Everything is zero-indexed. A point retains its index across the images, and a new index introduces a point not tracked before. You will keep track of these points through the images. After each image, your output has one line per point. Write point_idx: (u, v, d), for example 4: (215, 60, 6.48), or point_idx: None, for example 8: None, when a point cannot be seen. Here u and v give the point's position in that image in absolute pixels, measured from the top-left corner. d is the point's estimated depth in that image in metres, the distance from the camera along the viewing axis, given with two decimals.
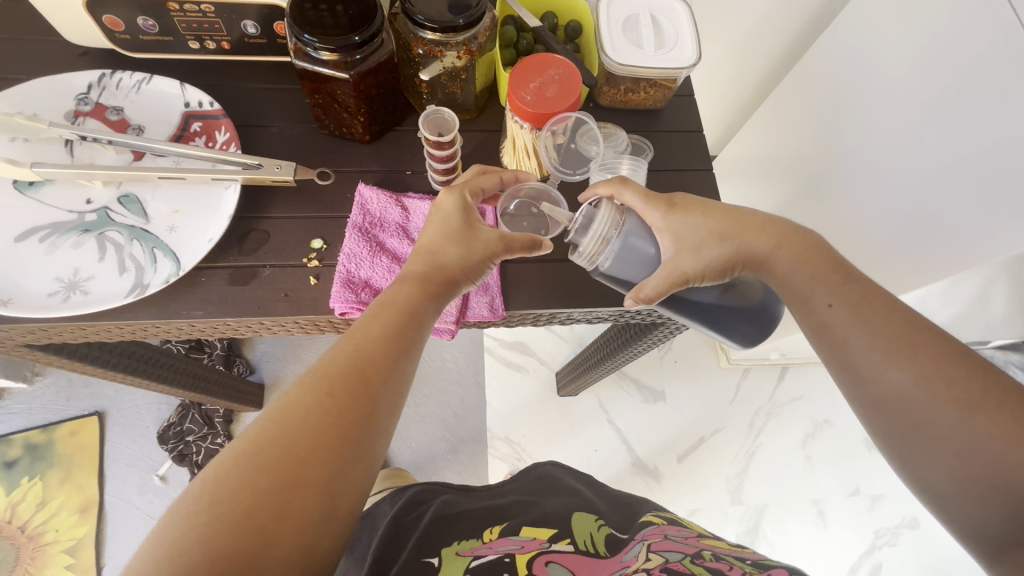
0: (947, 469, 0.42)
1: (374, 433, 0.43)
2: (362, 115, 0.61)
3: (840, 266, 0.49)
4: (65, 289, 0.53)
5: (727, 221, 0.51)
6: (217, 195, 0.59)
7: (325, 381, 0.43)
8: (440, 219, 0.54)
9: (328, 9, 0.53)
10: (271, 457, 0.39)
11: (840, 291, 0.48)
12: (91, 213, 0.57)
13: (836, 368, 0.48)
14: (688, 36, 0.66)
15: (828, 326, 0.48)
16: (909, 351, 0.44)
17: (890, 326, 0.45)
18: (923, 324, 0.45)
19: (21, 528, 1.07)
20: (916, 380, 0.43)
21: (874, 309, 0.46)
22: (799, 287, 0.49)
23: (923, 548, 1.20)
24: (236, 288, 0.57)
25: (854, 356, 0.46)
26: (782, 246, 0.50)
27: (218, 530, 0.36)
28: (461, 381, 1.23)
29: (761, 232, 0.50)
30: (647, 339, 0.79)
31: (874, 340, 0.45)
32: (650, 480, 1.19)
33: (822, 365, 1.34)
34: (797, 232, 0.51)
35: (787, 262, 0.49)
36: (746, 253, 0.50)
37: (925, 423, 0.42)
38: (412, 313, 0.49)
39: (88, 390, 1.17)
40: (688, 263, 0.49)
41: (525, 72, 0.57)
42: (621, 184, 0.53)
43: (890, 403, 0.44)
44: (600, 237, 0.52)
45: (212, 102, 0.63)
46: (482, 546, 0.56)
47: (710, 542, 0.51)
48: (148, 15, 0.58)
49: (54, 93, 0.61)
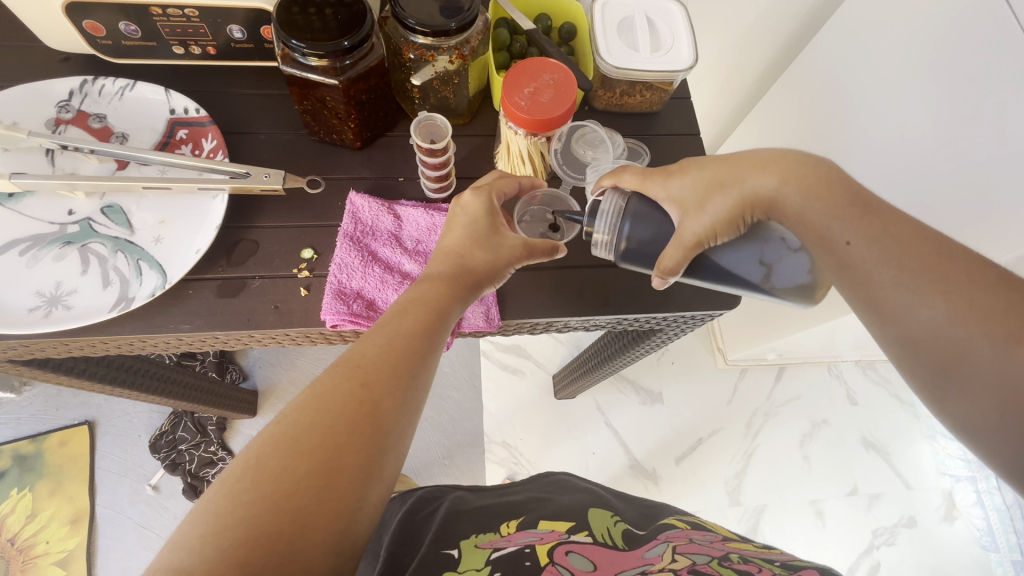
0: (990, 410, 0.36)
1: (405, 426, 0.42)
2: (352, 121, 0.59)
3: (858, 198, 0.43)
4: (46, 303, 0.52)
5: (724, 168, 0.46)
6: (204, 205, 0.57)
7: (360, 371, 0.42)
8: (467, 222, 0.53)
9: (316, 13, 0.52)
10: (312, 439, 0.38)
11: (860, 223, 0.42)
12: (74, 224, 0.55)
13: (859, 308, 0.42)
14: (684, 39, 0.65)
15: (846, 264, 0.42)
16: (940, 283, 0.38)
17: (917, 258, 0.39)
18: (957, 252, 0.40)
19: (11, 541, 1.05)
20: (949, 313, 0.37)
21: (900, 240, 0.41)
22: (810, 224, 0.43)
23: (921, 546, 1.20)
24: (225, 300, 0.56)
25: (878, 292, 0.40)
26: (789, 180, 0.44)
27: (261, 510, 0.35)
28: (457, 385, 1.22)
29: (763, 169, 0.45)
30: (646, 344, 0.78)
31: (901, 273, 0.40)
32: (648, 483, 1.18)
33: (818, 365, 1.34)
34: (807, 163, 0.45)
35: (797, 197, 0.44)
36: (750, 195, 0.45)
37: (962, 360, 0.37)
38: (442, 309, 0.48)
39: (77, 399, 1.15)
40: (696, 225, 0.46)
41: (519, 77, 0.56)
42: (621, 170, 0.51)
43: (921, 342, 0.39)
44: (607, 227, 0.51)
45: (198, 109, 0.61)
46: (500, 539, 0.55)
47: (737, 545, 0.49)
48: (130, 20, 0.56)
49: (34, 101, 0.59)
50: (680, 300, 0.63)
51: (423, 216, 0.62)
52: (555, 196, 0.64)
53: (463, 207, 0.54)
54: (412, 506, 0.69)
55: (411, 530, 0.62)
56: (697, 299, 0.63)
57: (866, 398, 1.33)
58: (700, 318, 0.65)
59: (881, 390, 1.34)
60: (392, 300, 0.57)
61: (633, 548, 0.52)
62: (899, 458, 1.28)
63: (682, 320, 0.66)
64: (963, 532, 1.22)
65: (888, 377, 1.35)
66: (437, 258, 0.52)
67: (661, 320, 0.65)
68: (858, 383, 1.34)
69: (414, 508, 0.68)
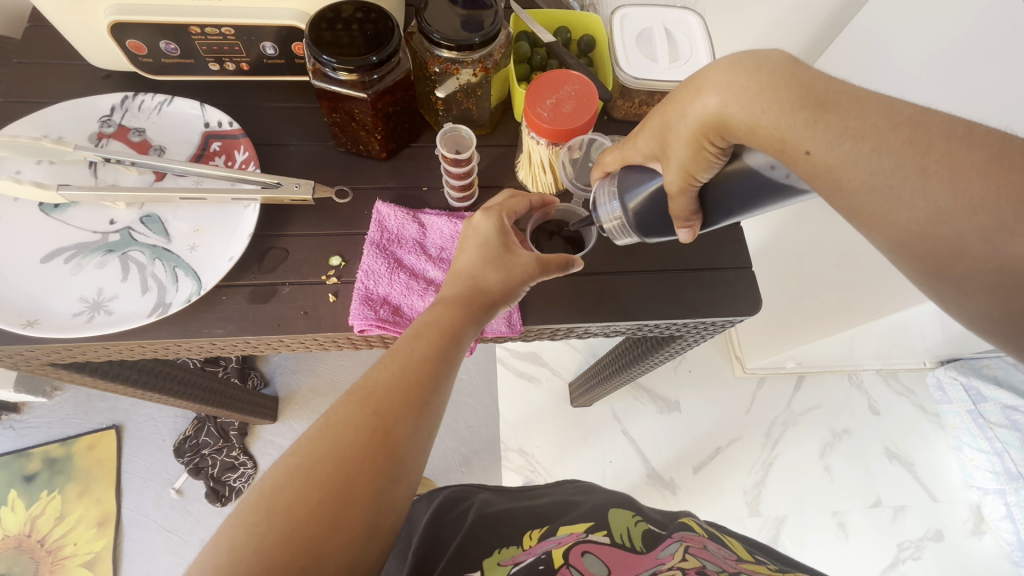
0: (989, 307, 0.31)
1: (415, 452, 0.43)
2: (379, 133, 0.61)
3: (813, 90, 0.35)
4: (89, 309, 0.54)
5: (669, 109, 0.42)
6: (237, 214, 0.60)
7: (371, 400, 0.43)
8: (479, 240, 0.54)
9: (344, 30, 0.54)
10: (324, 469, 0.40)
11: (819, 124, 0.34)
12: (115, 233, 0.58)
13: (845, 214, 0.35)
14: (702, 50, 0.66)
15: (816, 176, 0.35)
16: (920, 176, 0.31)
17: (892, 150, 0.32)
18: (943, 132, 0.31)
19: (41, 542, 1.08)
20: (938, 205, 0.30)
21: (869, 132, 0.33)
22: (765, 139, 0.36)
23: (949, 561, 1.17)
24: (257, 306, 0.57)
25: (860, 196, 0.33)
26: (730, 96, 0.37)
27: (275, 540, 0.37)
28: (473, 392, 1.23)
29: (699, 94, 0.39)
30: (664, 351, 0.78)
31: (880, 167, 0.32)
32: (665, 492, 1.17)
33: (838, 374, 1.32)
34: (745, 66, 0.37)
35: (742, 113, 0.37)
36: (697, 127, 0.39)
37: (959, 258, 0.30)
38: (455, 332, 0.49)
39: (105, 404, 1.18)
40: (673, 176, 0.44)
41: (540, 89, 0.57)
42: (601, 157, 0.55)
43: (912, 246, 0.32)
44: (603, 212, 0.54)
45: (232, 122, 0.63)
46: (522, 553, 0.54)
47: (751, 567, 0.48)
48: (170, 39, 0.59)
49: (78, 116, 0.62)
50: (700, 304, 0.63)
51: (447, 224, 0.63)
52: (567, 211, 0.64)
53: (475, 229, 0.55)
54: (438, 508, 0.70)
55: (438, 531, 0.64)
56: (717, 305, 0.63)
57: (889, 408, 1.30)
58: (720, 324, 0.65)
59: (904, 400, 1.31)
60: (417, 306, 0.59)
61: (647, 548, 0.53)
62: (924, 469, 1.25)
63: (702, 327, 0.66)
64: (992, 547, 1.19)
65: (911, 387, 1.33)
66: (450, 280, 0.54)
67: (682, 326, 0.66)
68: (880, 393, 1.32)
69: (440, 511, 0.69)
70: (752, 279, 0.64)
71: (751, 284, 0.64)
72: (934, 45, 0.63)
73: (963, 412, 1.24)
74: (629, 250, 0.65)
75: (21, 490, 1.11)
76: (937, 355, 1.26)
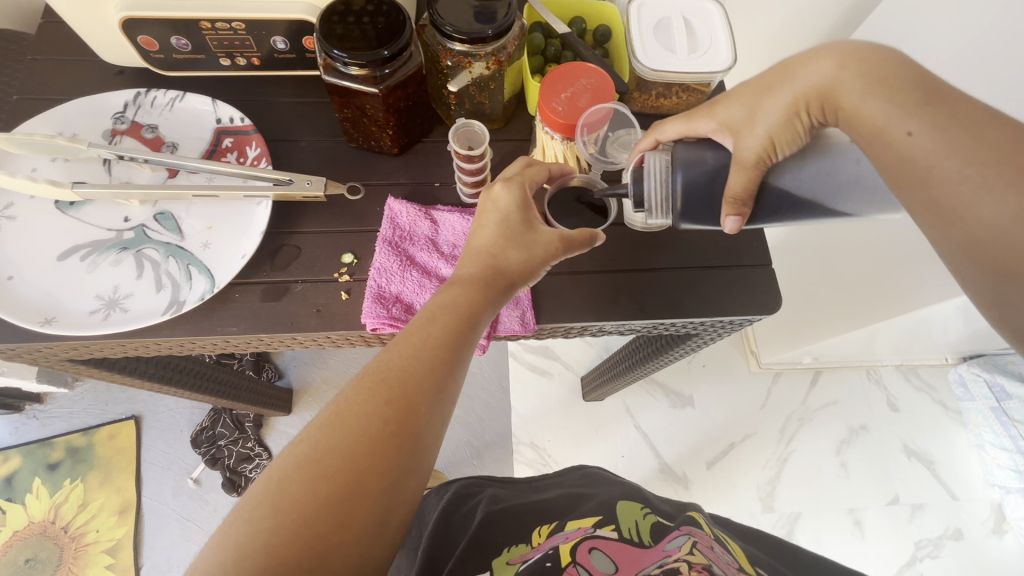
0: None
1: (429, 444, 0.43)
2: (391, 128, 0.60)
3: (925, 86, 0.36)
4: (105, 307, 0.54)
5: (771, 76, 0.44)
6: (249, 211, 0.59)
7: (384, 389, 0.43)
8: (498, 213, 0.53)
9: (356, 22, 0.53)
10: (334, 464, 0.39)
11: (924, 112, 0.35)
12: (129, 230, 0.58)
13: (919, 210, 0.35)
14: (722, 39, 0.64)
15: (905, 160, 0.35)
16: (1015, 173, 0.31)
17: (992, 145, 0.32)
18: None
19: (64, 529, 1.10)
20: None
21: (971, 127, 0.33)
22: (868, 117, 0.37)
23: (968, 560, 1.14)
24: (269, 303, 0.57)
25: (943, 187, 0.33)
26: (847, 65, 0.39)
27: (284, 541, 0.37)
28: (485, 386, 1.22)
29: (813, 61, 0.41)
30: (679, 348, 0.77)
31: (976, 164, 0.32)
32: (678, 487, 1.16)
33: (856, 369, 1.30)
34: (869, 49, 0.39)
35: (853, 83, 0.38)
36: (803, 89, 0.41)
37: None
38: (471, 316, 0.48)
39: (124, 395, 1.20)
40: (752, 138, 0.44)
41: (557, 80, 0.56)
42: (659, 127, 0.53)
43: (984, 244, 0.32)
44: (650, 183, 0.51)
45: (243, 118, 0.63)
46: (531, 551, 0.53)
47: None
48: (181, 35, 0.59)
49: (91, 113, 0.62)
50: (717, 302, 0.62)
51: (459, 220, 0.63)
52: (586, 181, 0.62)
53: (494, 201, 0.53)
54: (449, 505, 0.70)
55: (448, 532, 0.64)
56: (734, 302, 0.62)
57: (907, 403, 1.28)
58: (737, 322, 0.64)
59: (924, 396, 1.29)
60: None
61: (654, 541, 0.52)
62: (944, 467, 1.23)
63: (719, 325, 0.65)
64: (1014, 546, 1.16)
65: (932, 382, 1.30)
66: (468, 259, 0.52)
67: (699, 325, 0.64)
68: (899, 389, 1.29)
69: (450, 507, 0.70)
70: (771, 276, 0.63)
71: (769, 281, 0.63)
72: (964, 37, 0.61)
73: (985, 409, 1.21)
74: (645, 245, 0.64)
75: (44, 478, 1.13)
76: (959, 350, 1.23)
